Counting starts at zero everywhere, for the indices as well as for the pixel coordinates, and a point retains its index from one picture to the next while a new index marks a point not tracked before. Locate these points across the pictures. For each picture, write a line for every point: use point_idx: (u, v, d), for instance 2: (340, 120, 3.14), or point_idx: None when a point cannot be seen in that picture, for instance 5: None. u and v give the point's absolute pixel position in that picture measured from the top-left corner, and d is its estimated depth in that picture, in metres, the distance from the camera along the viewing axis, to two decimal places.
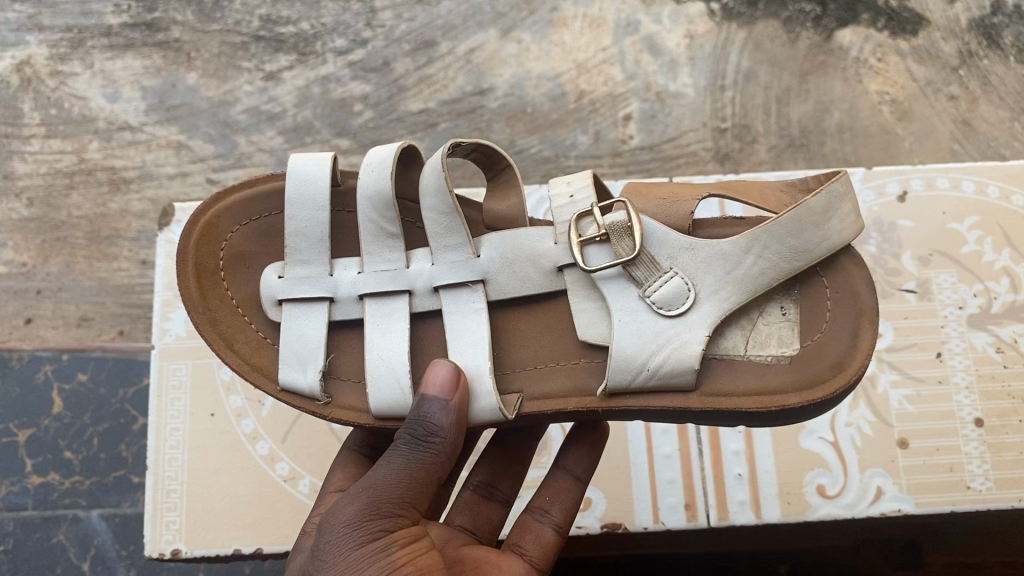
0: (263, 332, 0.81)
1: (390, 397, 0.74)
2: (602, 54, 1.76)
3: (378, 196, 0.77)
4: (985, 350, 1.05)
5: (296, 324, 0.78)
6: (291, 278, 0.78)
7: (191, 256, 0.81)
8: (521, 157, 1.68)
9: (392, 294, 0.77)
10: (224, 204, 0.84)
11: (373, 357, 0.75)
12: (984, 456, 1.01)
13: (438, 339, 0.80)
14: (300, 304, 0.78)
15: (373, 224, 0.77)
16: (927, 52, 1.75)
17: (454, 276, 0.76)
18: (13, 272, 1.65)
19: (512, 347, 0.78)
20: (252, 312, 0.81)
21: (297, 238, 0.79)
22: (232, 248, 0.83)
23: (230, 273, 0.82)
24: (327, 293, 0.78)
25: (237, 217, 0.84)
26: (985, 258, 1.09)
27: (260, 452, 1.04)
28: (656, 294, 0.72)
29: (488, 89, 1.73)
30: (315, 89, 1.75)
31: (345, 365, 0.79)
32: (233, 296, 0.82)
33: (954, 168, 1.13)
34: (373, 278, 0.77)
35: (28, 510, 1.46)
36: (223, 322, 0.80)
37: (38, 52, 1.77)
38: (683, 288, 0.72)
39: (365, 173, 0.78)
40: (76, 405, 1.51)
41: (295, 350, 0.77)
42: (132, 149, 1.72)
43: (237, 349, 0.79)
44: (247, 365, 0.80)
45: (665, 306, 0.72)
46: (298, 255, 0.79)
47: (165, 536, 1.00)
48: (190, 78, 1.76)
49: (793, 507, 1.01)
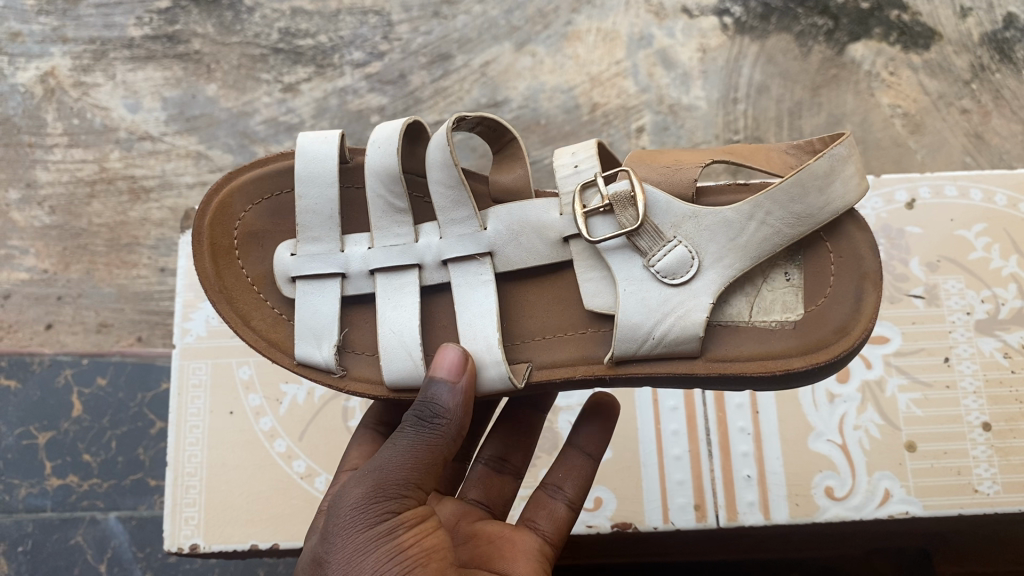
0: (279, 309, 0.83)
1: (402, 367, 0.76)
2: (615, 68, 1.78)
3: (388, 172, 0.78)
4: (993, 355, 1.05)
5: (310, 300, 0.80)
6: (303, 255, 0.80)
7: (206, 234, 0.83)
8: (534, 168, 1.71)
9: (402, 268, 0.79)
10: (236, 185, 0.86)
11: (385, 330, 0.77)
12: (991, 460, 1.01)
13: (446, 312, 0.82)
14: (313, 281, 0.80)
15: (381, 199, 0.79)
16: (939, 66, 1.76)
17: (461, 250, 0.78)
18: (35, 279, 1.68)
19: (521, 319, 0.80)
20: (266, 289, 0.83)
21: (308, 216, 0.80)
22: (246, 227, 0.85)
23: (244, 252, 0.84)
24: (339, 269, 0.80)
25: (249, 198, 0.86)
26: (992, 265, 1.09)
27: (277, 450, 1.04)
28: (660, 262, 0.73)
29: (503, 101, 1.76)
30: (332, 101, 1.78)
31: (358, 338, 0.82)
32: (248, 274, 0.84)
33: (962, 176, 1.13)
34: (383, 253, 0.79)
35: (46, 512, 1.49)
36: (239, 300, 0.82)
37: (62, 64, 1.81)
38: (687, 256, 0.73)
39: (373, 149, 0.79)
40: (95, 409, 1.54)
41: (311, 325, 0.79)
42: (152, 159, 1.75)
43: (253, 325, 0.82)
44: (264, 340, 0.82)
45: (669, 275, 0.73)
46: (309, 233, 0.81)
47: (183, 530, 1.00)
48: (209, 89, 1.79)
49: (802, 508, 1.01)
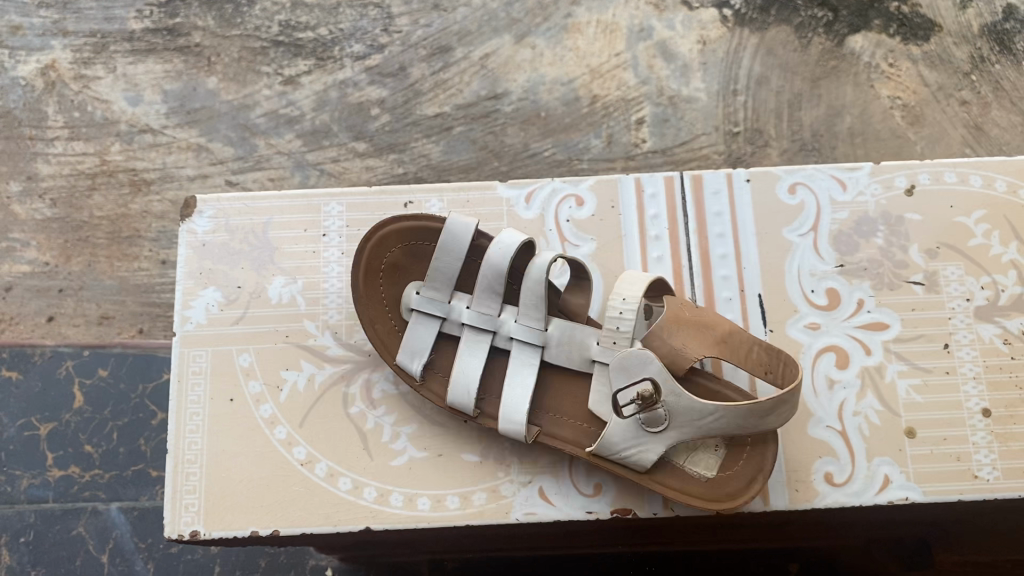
0: (399, 326, 1.01)
1: (460, 398, 0.96)
2: (615, 60, 1.78)
3: (495, 265, 0.96)
4: (993, 342, 1.05)
5: (418, 327, 0.99)
6: (425, 297, 0.99)
7: (364, 256, 1.01)
8: (534, 161, 1.71)
9: (482, 330, 0.98)
10: (399, 223, 1.01)
11: (459, 367, 0.96)
12: (991, 446, 1.01)
13: (499, 373, 0.99)
14: (424, 317, 0.99)
15: (487, 283, 0.97)
16: (939, 57, 1.76)
17: (527, 335, 0.97)
18: (37, 271, 1.69)
19: (548, 399, 0.97)
20: (395, 310, 1.01)
21: (435, 271, 0.98)
22: (395, 259, 1.01)
23: (387, 277, 1.01)
24: (443, 314, 0.98)
25: (404, 239, 1.01)
26: (992, 252, 1.09)
27: (278, 436, 1.03)
28: (643, 412, 0.91)
29: (503, 93, 1.76)
30: (332, 93, 1.78)
31: (442, 362, 1.00)
32: (387, 294, 1.01)
33: (962, 162, 1.13)
34: (476, 314, 0.98)
35: (48, 502, 1.49)
36: (373, 308, 1.01)
37: (63, 57, 1.81)
38: (659, 415, 0.91)
39: (494, 247, 0.96)
40: (97, 400, 1.54)
41: (413, 343, 0.98)
42: (153, 151, 1.75)
43: (375, 327, 1.01)
44: (379, 342, 1.01)
45: (648, 423, 0.91)
46: (433, 283, 0.99)
47: (183, 517, 1.00)
48: (210, 82, 1.79)
49: (802, 494, 0.99)
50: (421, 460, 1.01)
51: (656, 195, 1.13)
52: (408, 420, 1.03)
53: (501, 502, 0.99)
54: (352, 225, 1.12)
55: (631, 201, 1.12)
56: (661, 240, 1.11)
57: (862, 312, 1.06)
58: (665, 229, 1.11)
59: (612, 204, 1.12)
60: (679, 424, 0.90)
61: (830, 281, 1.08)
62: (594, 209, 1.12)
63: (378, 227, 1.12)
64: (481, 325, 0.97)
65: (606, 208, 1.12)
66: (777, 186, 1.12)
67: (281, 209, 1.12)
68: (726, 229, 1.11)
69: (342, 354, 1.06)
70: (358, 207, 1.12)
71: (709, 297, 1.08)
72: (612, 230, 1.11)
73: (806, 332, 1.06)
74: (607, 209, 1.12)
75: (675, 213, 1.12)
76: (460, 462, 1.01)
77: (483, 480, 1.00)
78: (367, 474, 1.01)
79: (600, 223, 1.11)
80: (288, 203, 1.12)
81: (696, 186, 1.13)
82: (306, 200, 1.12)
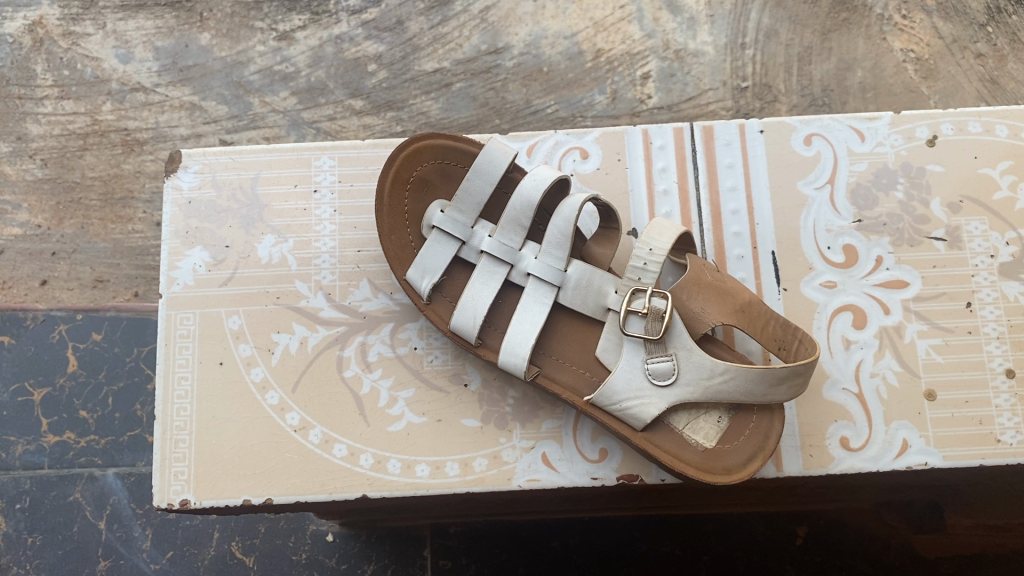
0: (414, 240, 0.97)
1: (464, 324, 0.91)
2: (620, 12, 1.71)
3: (526, 195, 0.91)
4: (1017, 300, 1.01)
5: (435, 244, 0.94)
6: (448, 215, 0.95)
7: (393, 166, 0.97)
8: (537, 118, 1.65)
9: (499, 262, 0.93)
10: (432, 141, 0.98)
11: (469, 293, 0.92)
12: (1014, 408, 0.97)
13: (506, 312, 0.94)
14: (443, 235, 0.95)
15: (514, 215, 0.92)
16: (953, 9, 1.70)
17: (544, 273, 0.92)
18: (28, 234, 1.64)
19: (553, 341, 0.93)
20: (414, 225, 0.97)
21: (462, 194, 0.94)
22: (422, 175, 0.98)
23: (412, 190, 0.97)
24: (463, 237, 0.94)
25: (436, 156, 0.98)
26: (1017, 205, 1.04)
27: (270, 402, 1.00)
28: (651, 365, 0.87)
29: (503, 48, 1.70)
30: (328, 49, 1.71)
31: (452, 287, 0.96)
32: (408, 206, 0.97)
33: (986, 111, 1.07)
34: (497, 243, 0.93)
35: (44, 469, 1.46)
36: (392, 217, 0.96)
37: (50, 13, 1.75)
38: (669, 370, 0.86)
39: (528, 178, 0.92)
40: (91, 364, 1.51)
41: (425, 259, 0.94)
42: (145, 111, 1.70)
43: (391, 235, 0.96)
44: (390, 252, 0.96)
45: (656, 377, 0.86)
46: (458, 204, 0.94)
47: (173, 486, 0.97)
48: (202, 38, 1.73)
49: (816, 459, 0.96)
50: (420, 425, 0.98)
51: (665, 147, 1.08)
52: (405, 384, 0.99)
53: (502, 469, 0.96)
54: (345, 181, 1.07)
55: (639, 152, 1.08)
56: (669, 195, 1.06)
57: (880, 270, 1.02)
58: (674, 183, 1.07)
59: (619, 157, 1.08)
60: (686, 391, 0.86)
61: (847, 238, 1.03)
62: (598, 162, 1.07)
63: (370, 182, 1.07)
64: (501, 257, 0.93)
65: (612, 161, 1.07)
66: (792, 137, 1.07)
67: (269, 163, 1.07)
68: (739, 182, 1.06)
69: (335, 316, 1.02)
70: (349, 162, 1.07)
71: (720, 254, 1.04)
72: (618, 185, 1.07)
73: (822, 291, 1.02)
74: (613, 162, 1.07)
75: (685, 166, 1.07)
76: (460, 427, 0.97)
77: (484, 446, 0.97)
78: (363, 440, 0.98)
79: (605, 176, 1.07)
80: (277, 157, 1.08)
81: (708, 138, 1.08)
82: (295, 154, 1.08)
